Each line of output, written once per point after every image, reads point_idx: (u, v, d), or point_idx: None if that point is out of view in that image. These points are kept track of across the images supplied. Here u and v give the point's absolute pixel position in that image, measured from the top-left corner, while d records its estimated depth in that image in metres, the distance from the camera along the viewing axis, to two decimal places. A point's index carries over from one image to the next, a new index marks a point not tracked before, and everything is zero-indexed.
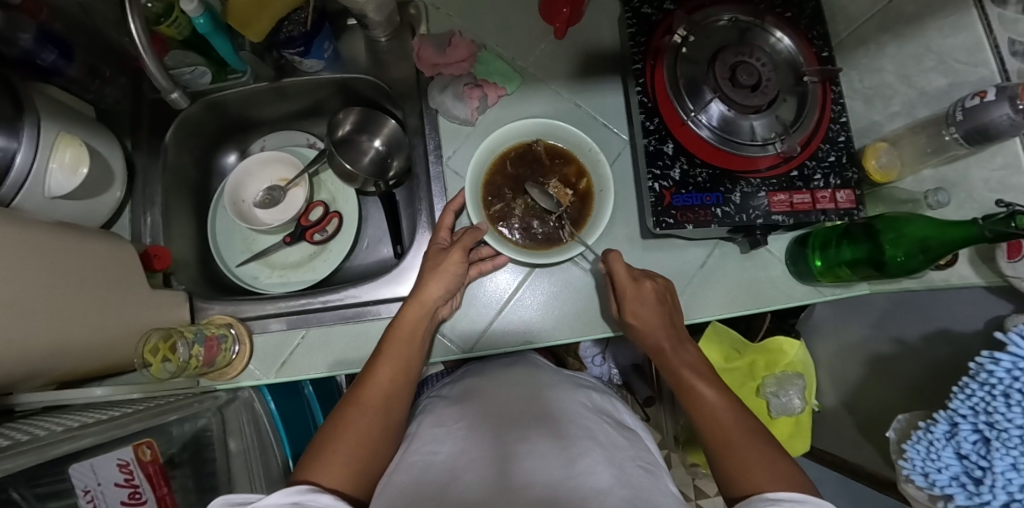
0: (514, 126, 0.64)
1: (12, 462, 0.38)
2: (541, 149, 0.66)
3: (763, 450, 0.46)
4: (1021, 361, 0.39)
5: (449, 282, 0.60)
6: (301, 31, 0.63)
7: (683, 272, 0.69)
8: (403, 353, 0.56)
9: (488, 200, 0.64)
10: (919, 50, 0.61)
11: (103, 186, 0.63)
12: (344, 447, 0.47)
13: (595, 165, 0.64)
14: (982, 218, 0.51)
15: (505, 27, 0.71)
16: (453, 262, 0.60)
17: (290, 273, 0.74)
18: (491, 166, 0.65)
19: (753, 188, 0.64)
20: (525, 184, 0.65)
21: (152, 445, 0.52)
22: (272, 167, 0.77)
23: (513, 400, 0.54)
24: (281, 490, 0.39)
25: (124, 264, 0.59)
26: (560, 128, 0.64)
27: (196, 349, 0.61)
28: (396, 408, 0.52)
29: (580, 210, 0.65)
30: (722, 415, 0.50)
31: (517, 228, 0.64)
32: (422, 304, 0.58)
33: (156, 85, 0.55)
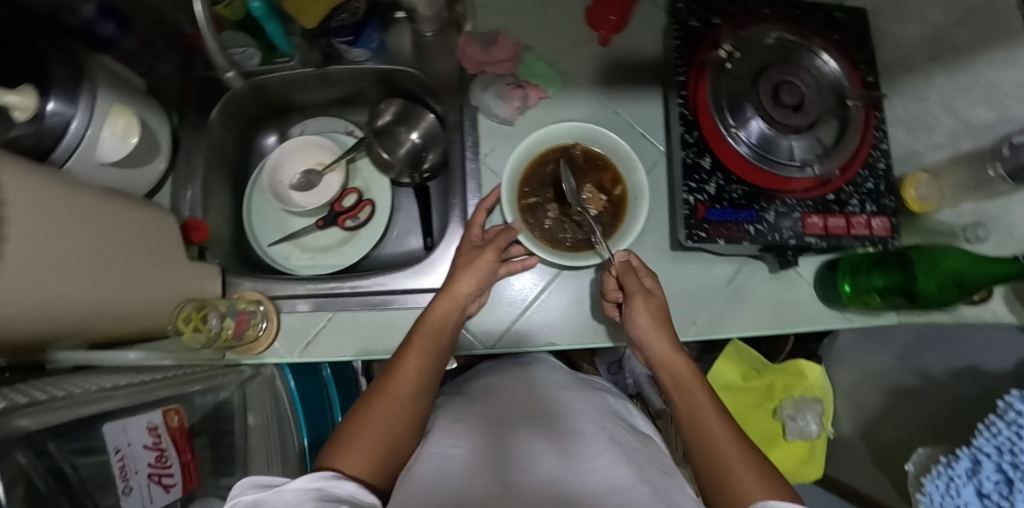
0: (553, 128, 0.64)
1: (54, 415, 0.40)
2: (578, 153, 0.66)
3: (761, 470, 0.45)
4: None
5: (479, 281, 0.60)
6: (354, 19, 0.66)
7: (708, 288, 0.69)
8: (430, 345, 0.56)
9: (524, 199, 0.65)
10: (969, 81, 0.60)
11: (150, 156, 0.65)
12: (369, 435, 0.48)
13: (632, 173, 0.64)
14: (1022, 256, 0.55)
15: (551, 31, 0.72)
16: (483, 261, 0.60)
17: (320, 256, 0.75)
18: (529, 165, 0.65)
19: (787, 209, 0.63)
20: (559, 186, 0.65)
21: (179, 413, 0.54)
22: (310, 151, 0.77)
23: (530, 398, 0.55)
24: (306, 476, 0.39)
25: (164, 233, 0.61)
26: (601, 134, 0.65)
27: (228, 322, 0.64)
28: (421, 402, 0.52)
29: (613, 216, 0.65)
30: (718, 432, 0.48)
31: (547, 230, 0.65)
32: (454, 299, 0.59)
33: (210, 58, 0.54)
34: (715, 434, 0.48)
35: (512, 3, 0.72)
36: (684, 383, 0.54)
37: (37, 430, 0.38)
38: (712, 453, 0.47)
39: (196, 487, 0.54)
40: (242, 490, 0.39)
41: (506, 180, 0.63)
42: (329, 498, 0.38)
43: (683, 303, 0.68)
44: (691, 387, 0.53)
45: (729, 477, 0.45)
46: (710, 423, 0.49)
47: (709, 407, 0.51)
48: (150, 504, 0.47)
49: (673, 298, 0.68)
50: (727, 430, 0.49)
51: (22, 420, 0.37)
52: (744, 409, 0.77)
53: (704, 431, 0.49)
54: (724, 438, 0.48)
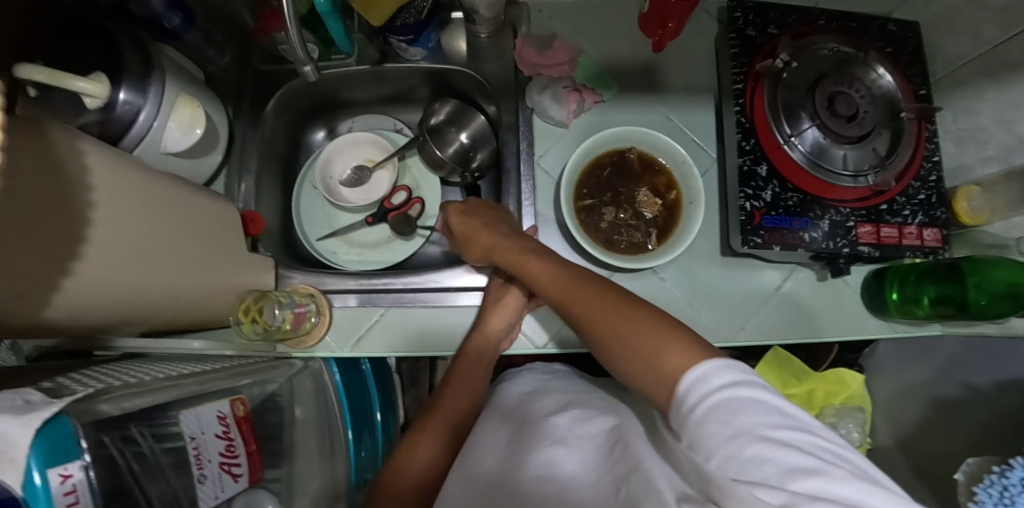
0: (614, 132, 0.64)
1: (130, 402, 0.41)
2: (634, 157, 0.66)
3: (660, 330, 0.39)
4: None
5: (511, 315, 0.63)
6: (418, 20, 0.66)
7: (759, 293, 0.70)
8: (468, 381, 0.58)
9: (580, 200, 0.65)
10: (1022, 97, 0.61)
11: (209, 148, 0.65)
12: (409, 472, 0.49)
13: (686, 177, 0.64)
14: None
15: (605, 35, 0.73)
16: (513, 296, 0.63)
17: (369, 252, 0.76)
18: (586, 167, 0.66)
19: (842, 217, 0.64)
20: (617, 191, 0.66)
21: (244, 402, 0.54)
22: (361, 148, 0.78)
23: (553, 405, 0.50)
24: None
25: (227, 224, 0.61)
26: (657, 138, 0.64)
27: (287, 314, 0.64)
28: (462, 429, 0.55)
29: (667, 221, 0.66)
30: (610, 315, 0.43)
31: (601, 232, 0.65)
32: (487, 336, 0.61)
33: (293, 53, 0.53)
34: (622, 329, 0.41)
35: (569, 7, 0.74)
36: (545, 271, 0.52)
37: (115, 415, 0.39)
38: (634, 349, 0.39)
39: (258, 477, 0.54)
40: None
41: (565, 184, 0.63)
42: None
43: (734, 308, 0.69)
44: (573, 290, 0.47)
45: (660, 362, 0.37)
46: (613, 322, 0.42)
47: (582, 297, 0.46)
48: (219, 493, 0.48)
49: (724, 302, 0.69)
50: (630, 315, 0.42)
51: (104, 406, 0.38)
52: None
53: (611, 329, 0.42)
54: (630, 327, 0.41)
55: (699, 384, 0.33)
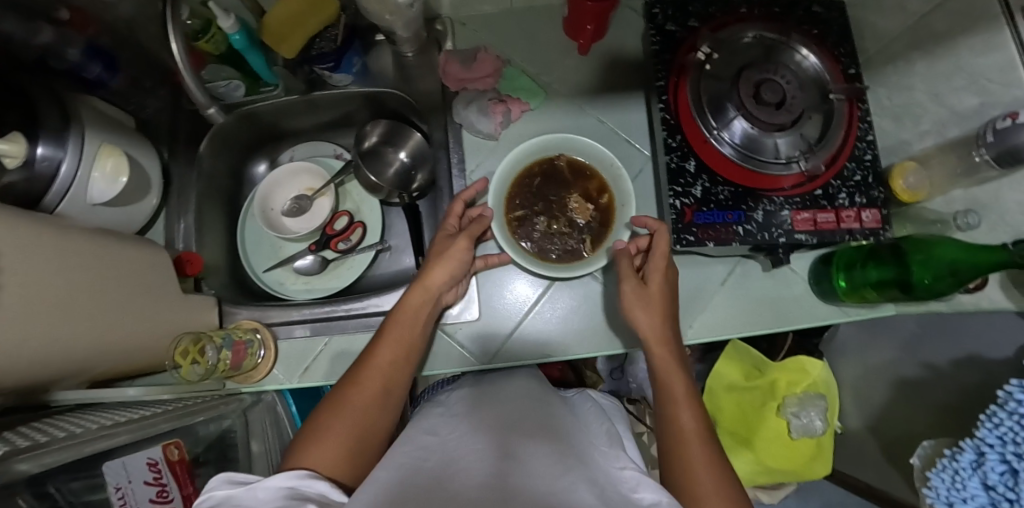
0: (538, 141, 0.64)
1: (53, 457, 0.41)
2: (563, 164, 0.66)
3: (726, 485, 0.46)
4: None
5: (453, 270, 0.60)
6: (333, 47, 0.65)
7: (704, 289, 0.69)
8: (403, 336, 0.57)
9: (512, 209, 0.65)
10: (951, 68, 0.61)
11: (141, 192, 0.65)
12: (338, 431, 0.48)
13: (618, 179, 0.64)
14: (1013, 244, 0.52)
15: (531, 43, 0.73)
16: (458, 250, 0.60)
17: (316, 279, 0.76)
18: (514, 180, 0.66)
19: (775, 207, 0.63)
20: (548, 197, 0.66)
21: (180, 446, 0.55)
22: (300, 177, 0.78)
23: (513, 409, 0.54)
24: (282, 473, 0.40)
25: (155, 268, 0.61)
26: (586, 146, 0.64)
27: (224, 353, 0.63)
28: (396, 384, 0.54)
29: (601, 224, 0.65)
30: (693, 442, 0.49)
31: (535, 241, 0.64)
32: (427, 289, 0.59)
33: (191, 94, 0.56)
34: (704, 479, 0.46)
35: (492, 18, 0.73)
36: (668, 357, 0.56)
37: (36, 473, 0.39)
38: (688, 482, 0.46)
39: None
40: (216, 485, 0.39)
41: (492, 197, 0.63)
42: (300, 496, 0.38)
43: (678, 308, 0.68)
44: (682, 407, 0.51)
45: (687, 489, 0.46)
46: (688, 440, 0.49)
47: (694, 416, 0.51)
48: None
49: None
50: (715, 470, 0.46)
51: (21, 465, 0.38)
52: (751, 408, 0.78)
53: (687, 460, 0.47)
54: (709, 483, 0.45)
55: None
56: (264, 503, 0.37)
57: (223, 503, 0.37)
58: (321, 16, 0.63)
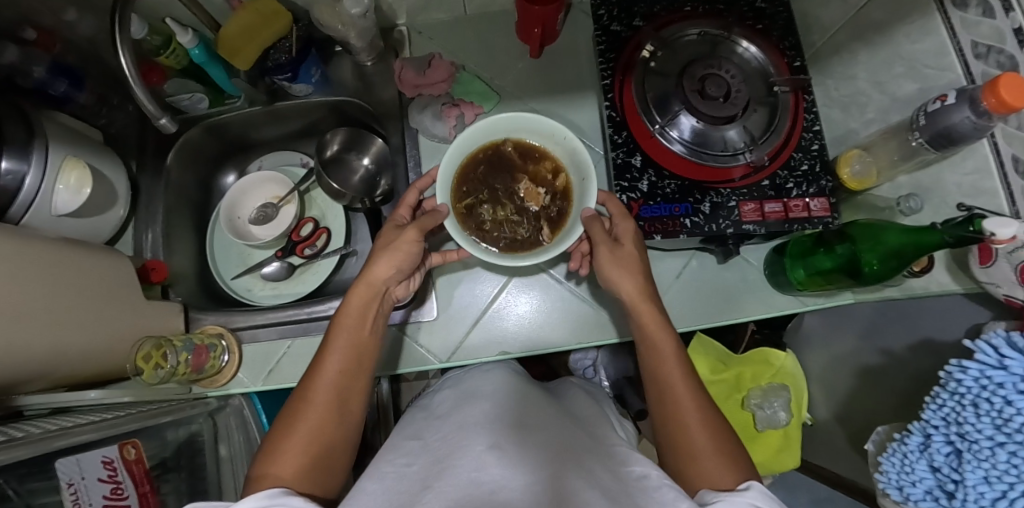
0: (482, 124, 0.58)
1: (11, 453, 0.42)
2: (511, 148, 0.62)
3: (732, 452, 0.48)
4: (985, 369, 0.40)
5: (401, 262, 0.55)
6: (289, 58, 0.67)
7: (660, 282, 0.70)
8: (350, 338, 0.53)
9: (462, 199, 0.60)
10: (890, 56, 0.62)
11: (108, 204, 0.67)
12: (296, 450, 0.46)
13: (573, 155, 0.59)
14: (943, 223, 0.50)
15: (485, 48, 0.75)
16: (407, 242, 0.55)
17: (283, 285, 0.78)
18: (461, 168, 0.60)
19: (722, 198, 0.64)
20: (498, 185, 0.61)
21: (138, 445, 0.57)
22: (267, 186, 0.79)
23: (504, 397, 0.53)
24: (253, 497, 0.38)
25: (118, 275, 0.62)
26: (535, 122, 0.58)
27: (184, 356, 0.64)
28: (350, 390, 0.51)
29: (559, 206, 0.61)
30: (690, 419, 0.50)
31: (487, 230, 0.59)
32: (370, 286, 0.55)
33: (145, 110, 0.54)
34: (700, 439, 0.48)
35: (446, 26, 0.76)
36: (654, 325, 0.55)
37: None
38: (685, 444, 0.49)
39: None
40: None
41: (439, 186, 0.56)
42: None
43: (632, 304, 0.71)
44: (670, 368, 0.53)
45: (687, 450, 0.48)
46: (685, 420, 0.50)
47: (685, 383, 0.52)
48: None
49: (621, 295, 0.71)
50: (710, 432, 0.49)
51: None
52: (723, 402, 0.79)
53: (680, 421, 0.50)
54: (704, 445, 0.48)
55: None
56: None
57: None
58: (274, 27, 0.65)
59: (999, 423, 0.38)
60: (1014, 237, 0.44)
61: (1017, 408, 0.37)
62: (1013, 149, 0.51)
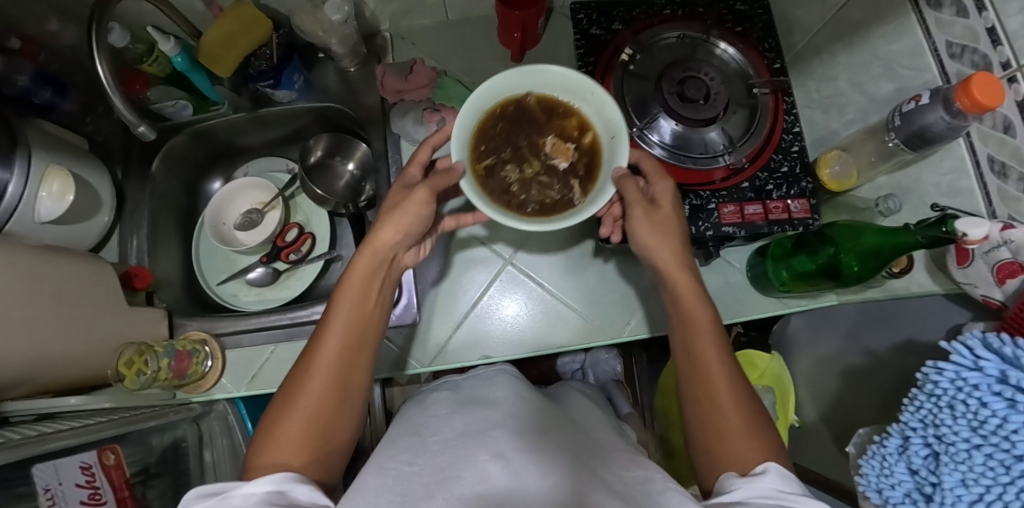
0: (503, 75, 0.51)
1: None
2: (533, 102, 0.54)
3: (756, 430, 0.45)
4: (963, 371, 0.37)
5: (410, 226, 0.50)
6: (270, 65, 0.68)
7: (639, 287, 0.71)
8: (354, 307, 0.48)
9: (479, 159, 0.52)
10: (868, 57, 0.62)
11: (92, 210, 0.67)
12: (297, 427, 0.43)
13: (601, 110, 0.52)
14: (915, 225, 0.51)
15: (466, 53, 0.75)
16: (415, 205, 0.49)
17: (268, 291, 0.78)
18: (478, 124, 0.53)
19: (702, 201, 0.64)
20: (519, 144, 0.54)
21: (117, 451, 0.57)
22: (251, 191, 0.80)
23: (514, 400, 0.51)
24: (262, 479, 0.36)
25: (100, 282, 0.62)
26: (560, 73, 0.51)
27: (165, 362, 0.64)
28: (354, 369, 0.47)
29: (587, 167, 0.53)
30: (727, 402, 0.46)
31: (509, 194, 0.52)
32: (375, 251, 0.49)
33: (123, 118, 0.54)
34: (732, 422, 0.46)
35: (428, 32, 0.76)
36: (691, 298, 0.52)
37: None
38: (714, 422, 0.46)
39: None
40: (186, 502, 0.34)
41: (454, 142, 0.49)
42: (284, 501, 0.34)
43: (612, 308, 0.72)
44: (705, 341, 0.49)
45: (716, 429, 0.46)
46: (718, 396, 0.47)
47: (721, 354, 0.49)
48: None
49: (603, 298, 0.71)
50: (741, 414, 0.46)
51: None
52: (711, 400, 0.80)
53: (714, 398, 0.47)
54: (738, 427, 0.45)
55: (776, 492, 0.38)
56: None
57: None
58: (255, 34, 0.65)
59: (975, 425, 0.36)
60: (985, 237, 0.45)
61: (993, 410, 0.34)
62: (989, 149, 0.51)
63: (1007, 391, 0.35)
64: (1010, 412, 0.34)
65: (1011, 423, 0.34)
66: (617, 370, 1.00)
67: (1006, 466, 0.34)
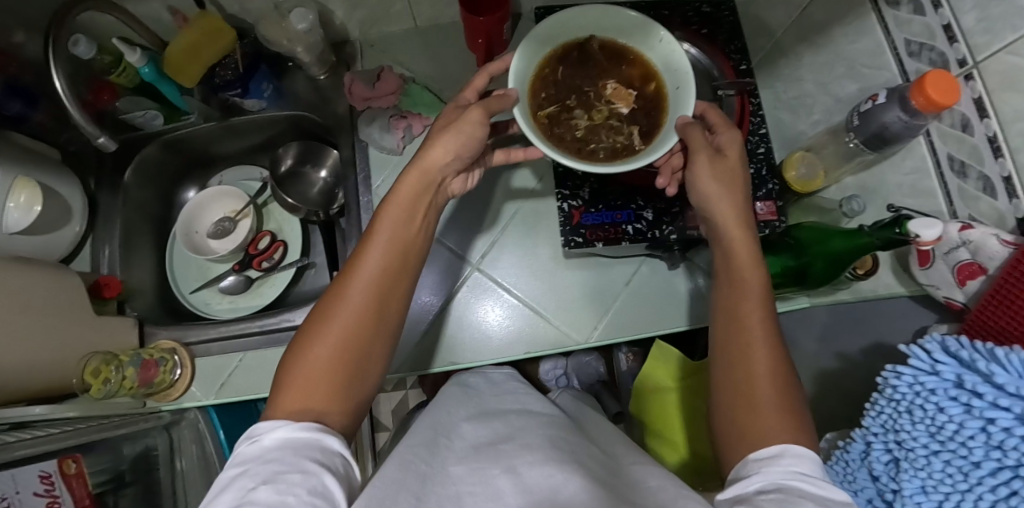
0: (569, 12, 0.50)
1: None
2: (596, 46, 0.53)
3: (792, 407, 0.40)
4: (920, 376, 0.40)
5: (459, 144, 0.45)
6: (235, 74, 0.69)
7: (609, 290, 0.69)
8: (394, 232, 0.43)
9: (539, 99, 0.52)
10: (830, 57, 0.62)
11: (62, 220, 0.67)
12: (321, 361, 0.38)
13: (668, 58, 0.51)
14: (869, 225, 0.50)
15: (434, 59, 0.76)
16: (469, 121, 0.45)
17: (240, 299, 0.78)
18: (540, 64, 0.52)
19: (667, 203, 0.63)
20: (581, 88, 0.53)
21: (78, 460, 0.57)
22: (223, 200, 0.81)
23: (523, 416, 0.50)
24: (293, 425, 0.34)
25: (67, 292, 0.62)
26: (627, 18, 0.51)
27: (130, 371, 0.65)
28: (391, 304, 0.42)
29: (650, 115, 0.53)
30: (763, 365, 0.41)
31: (578, 141, 0.52)
32: (424, 172, 0.45)
33: (84, 132, 0.58)
34: (767, 383, 0.41)
35: (397, 39, 0.76)
36: (745, 254, 0.47)
37: None
38: (747, 379, 0.41)
39: None
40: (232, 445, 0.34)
41: (513, 74, 0.48)
42: (312, 456, 0.33)
43: (581, 311, 0.69)
44: (751, 300, 0.45)
45: (746, 389, 0.41)
46: (746, 356, 0.42)
47: (758, 311, 0.44)
48: None
49: (572, 304, 0.69)
50: (774, 369, 0.42)
51: None
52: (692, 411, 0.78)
53: (745, 360, 0.42)
54: (767, 392, 0.40)
55: (789, 477, 0.34)
56: (268, 457, 0.32)
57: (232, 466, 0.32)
58: (219, 45, 0.67)
59: (934, 431, 0.38)
60: (938, 238, 0.44)
61: (950, 416, 0.37)
62: (949, 148, 0.51)
63: (963, 396, 0.37)
64: (965, 418, 0.37)
65: (966, 429, 0.36)
66: (600, 371, 0.98)
67: (963, 471, 0.36)
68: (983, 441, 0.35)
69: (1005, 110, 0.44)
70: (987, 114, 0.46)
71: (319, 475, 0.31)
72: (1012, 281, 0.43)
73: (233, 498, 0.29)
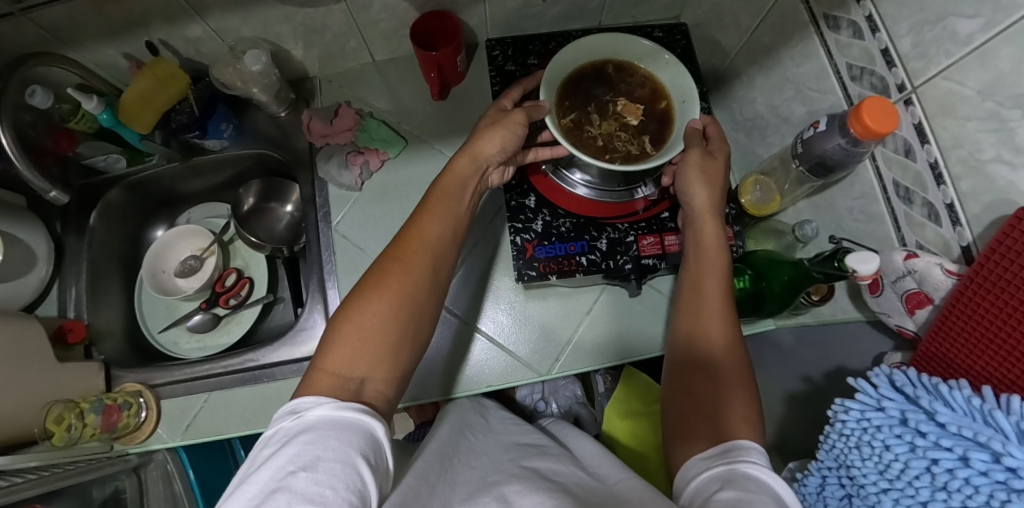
0: (590, 37, 0.57)
1: None
2: (611, 67, 0.60)
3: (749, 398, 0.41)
4: (867, 410, 0.37)
5: (507, 139, 0.52)
6: (191, 117, 0.70)
7: (570, 319, 0.69)
8: (446, 207, 0.49)
9: (563, 108, 0.58)
10: (781, 79, 0.61)
11: (26, 267, 0.67)
12: (378, 311, 0.40)
13: (676, 78, 0.58)
14: (809, 259, 0.53)
15: (392, 92, 0.76)
16: (513, 122, 0.53)
17: (208, 337, 0.79)
18: (564, 80, 0.59)
19: (620, 234, 0.63)
20: (599, 101, 0.60)
21: None
22: (192, 239, 0.83)
23: (505, 449, 0.48)
24: (333, 404, 0.34)
25: (28, 339, 0.62)
26: (640, 42, 0.58)
27: (91, 418, 0.64)
28: (442, 277, 0.46)
29: (659, 128, 0.59)
30: (726, 353, 0.44)
31: (595, 145, 0.58)
32: (475, 157, 0.52)
33: (33, 185, 0.62)
34: (718, 347, 0.45)
35: (356, 73, 0.77)
36: (709, 250, 0.51)
37: None
38: (702, 336, 0.46)
39: None
40: (280, 419, 0.34)
41: (546, 86, 0.56)
42: (357, 441, 0.32)
43: (545, 342, 0.68)
44: (714, 283, 0.49)
45: (703, 350, 0.45)
46: (710, 333, 0.46)
47: (722, 282, 0.49)
48: None
49: (540, 335, 0.68)
50: (729, 337, 0.45)
51: None
52: (655, 431, 0.78)
53: (705, 332, 0.46)
54: (727, 370, 0.43)
55: (739, 463, 0.34)
56: (315, 437, 0.31)
57: (278, 441, 0.31)
58: (174, 90, 0.67)
59: (883, 469, 0.35)
60: (875, 272, 0.46)
61: (895, 455, 0.34)
62: (894, 174, 0.50)
63: (907, 434, 0.34)
64: (911, 456, 0.33)
65: (911, 469, 0.33)
66: (578, 394, 0.94)
67: None
68: (929, 483, 0.32)
69: (944, 137, 0.43)
70: (928, 140, 0.45)
71: (360, 464, 0.30)
72: (959, 309, 0.41)
73: (271, 480, 0.28)
